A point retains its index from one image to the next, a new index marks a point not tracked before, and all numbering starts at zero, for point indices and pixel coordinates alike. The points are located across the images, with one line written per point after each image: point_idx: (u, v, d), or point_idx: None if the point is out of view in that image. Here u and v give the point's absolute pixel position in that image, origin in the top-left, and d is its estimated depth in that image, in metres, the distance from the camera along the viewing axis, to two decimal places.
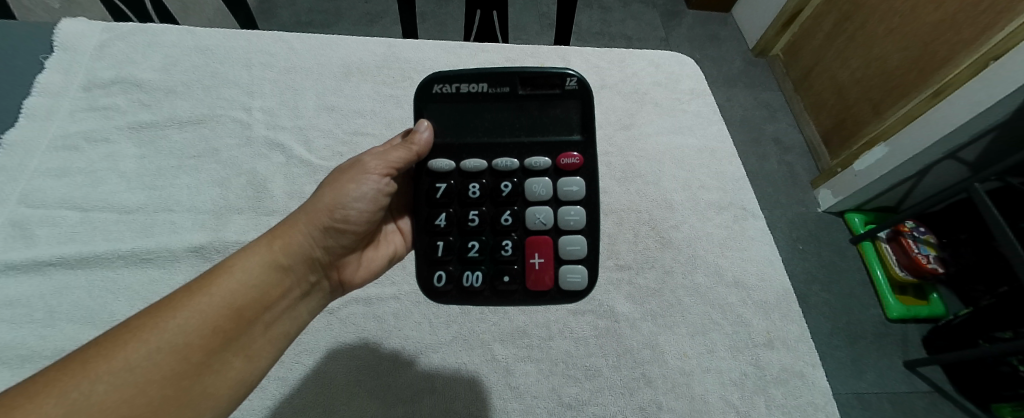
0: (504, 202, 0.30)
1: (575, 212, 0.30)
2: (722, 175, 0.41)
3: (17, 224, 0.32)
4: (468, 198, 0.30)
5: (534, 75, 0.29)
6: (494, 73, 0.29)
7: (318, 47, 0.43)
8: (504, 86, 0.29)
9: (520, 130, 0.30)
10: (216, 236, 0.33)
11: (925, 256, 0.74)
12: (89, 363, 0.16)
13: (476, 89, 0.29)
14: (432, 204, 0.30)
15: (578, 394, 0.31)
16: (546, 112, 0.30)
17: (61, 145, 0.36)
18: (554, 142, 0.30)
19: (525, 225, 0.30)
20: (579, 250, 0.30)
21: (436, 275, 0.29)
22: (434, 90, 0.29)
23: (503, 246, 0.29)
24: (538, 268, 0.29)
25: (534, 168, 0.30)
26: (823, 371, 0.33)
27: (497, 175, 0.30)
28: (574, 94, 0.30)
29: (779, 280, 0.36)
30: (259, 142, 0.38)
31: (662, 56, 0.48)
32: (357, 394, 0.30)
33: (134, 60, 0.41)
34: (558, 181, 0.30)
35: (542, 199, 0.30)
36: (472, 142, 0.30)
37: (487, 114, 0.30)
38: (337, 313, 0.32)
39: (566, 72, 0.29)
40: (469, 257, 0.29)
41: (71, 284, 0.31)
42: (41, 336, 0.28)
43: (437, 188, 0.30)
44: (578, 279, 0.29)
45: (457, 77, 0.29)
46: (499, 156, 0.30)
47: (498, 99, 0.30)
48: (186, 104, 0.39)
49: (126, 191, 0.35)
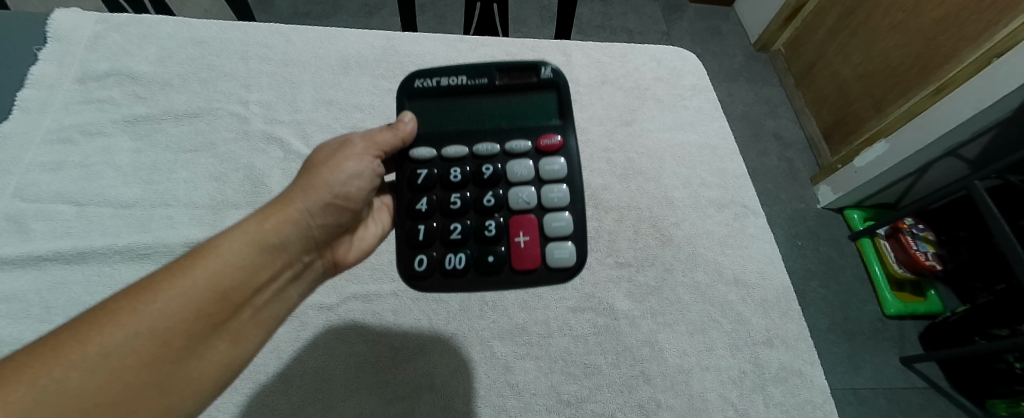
0: (488, 184, 0.30)
1: (557, 190, 0.30)
2: (723, 173, 0.41)
3: (13, 218, 0.32)
4: (451, 181, 0.30)
5: (508, 67, 0.31)
6: (472, 67, 0.31)
7: (317, 40, 0.43)
8: (482, 77, 0.31)
9: (499, 119, 0.32)
10: (214, 232, 0.33)
11: (924, 253, 0.74)
12: (63, 347, 0.15)
13: (455, 82, 0.31)
14: (414, 189, 0.30)
15: (577, 391, 0.30)
16: (524, 100, 0.32)
17: (56, 138, 0.35)
18: (531, 128, 0.32)
19: (507, 206, 0.30)
20: (565, 226, 0.30)
21: (418, 260, 0.29)
22: (416, 86, 0.31)
23: (486, 226, 0.29)
24: (524, 247, 0.29)
25: (513, 152, 0.31)
26: (821, 370, 0.33)
27: (479, 161, 0.31)
28: (549, 83, 0.32)
29: (780, 278, 0.36)
30: (256, 136, 0.38)
31: (664, 51, 0.48)
32: (355, 390, 0.29)
33: (129, 51, 0.40)
34: (538, 162, 0.31)
35: (523, 180, 0.30)
36: (453, 132, 0.31)
37: (468, 107, 0.32)
38: (336, 310, 0.31)
39: (540, 63, 0.32)
40: (452, 239, 0.29)
41: (68, 278, 0.30)
42: (37, 332, 0.28)
43: (418, 174, 0.30)
44: (565, 255, 0.29)
45: (437, 72, 0.31)
46: (478, 143, 0.31)
47: (478, 91, 0.31)
48: (183, 97, 0.38)
49: (123, 185, 0.34)
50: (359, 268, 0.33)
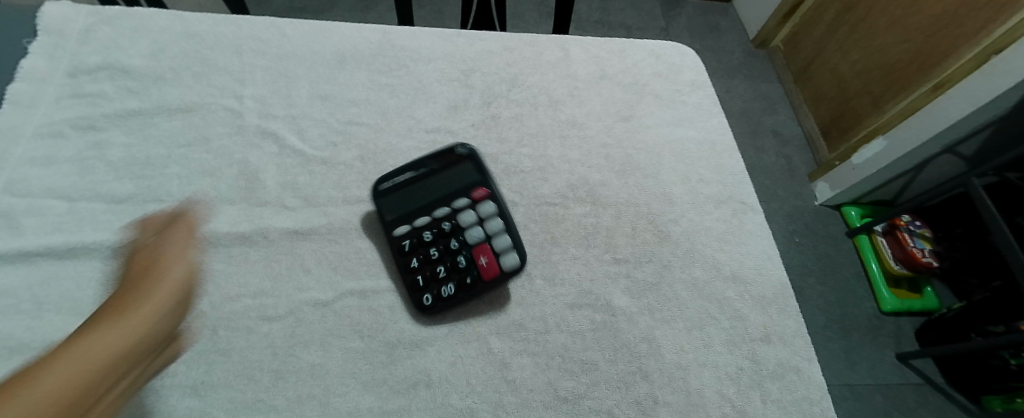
0: (450, 234, 0.33)
1: (496, 221, 0.34)
2: (721, 169, 0.41)
3: (3, 213, 0.31)
4: (424, 240, 0.33)
5: (433, 153, 0.36)
6: (410, 163, 0.36)
7: (312, 34, 0.42)
8: (421, 166, 0.35)
9: (445, 189, 0.35)
10: (208, 227, 0.32)
11: (919, 250, 0.85)
12: None
13: (405, 178, 0.35)
14: (399, 253, 0.32)
15: (574, 387, 0.30)
16: (454, 171, 0.35)
17: (47, 132, 0.35)
18: (466, 185, 0.35)
19: (471, 244, 0.33)
20: (509, 242, 0.33)
21: (424, 297, 0.31)
22: (377, 189, 0.34)
23: (459, 261, 0.32)
24: (488, 266, 0.32)
25: (461, 206, 0.34)
26: (818, 366, 0.33)
27: (438, 221, 0.34)
28: (466, 154, 0.36)
29: (777, 274, 0.36)
30: (251, 131, 0.37)
31: (663, 46, 0.48)
32: (350, 386, 0.28)
33: (121, 45, 0.39)
34: (480, 207, 0.34)
35: (475, 221, 0.33)
36: (413, 211, 0.34)
37: (419, 192, 0.35)
38: (332, 306, 0.31)
39: (455, 145, 0.36)
40: (439, 277, 0.32)
41: (60, 274, 0.30)
42: (28, 328, 0.28)
43: (398, 243, 0.33)
44: (511, 258, 0.33)
45: (388, 175, 0.35)
46: (435, 209, 0.34)
47: (420, 177, 0.35)
48: (176, 91, 0.38)
49: (116, 181, 0.34)
50: (355, 264, 0.33)
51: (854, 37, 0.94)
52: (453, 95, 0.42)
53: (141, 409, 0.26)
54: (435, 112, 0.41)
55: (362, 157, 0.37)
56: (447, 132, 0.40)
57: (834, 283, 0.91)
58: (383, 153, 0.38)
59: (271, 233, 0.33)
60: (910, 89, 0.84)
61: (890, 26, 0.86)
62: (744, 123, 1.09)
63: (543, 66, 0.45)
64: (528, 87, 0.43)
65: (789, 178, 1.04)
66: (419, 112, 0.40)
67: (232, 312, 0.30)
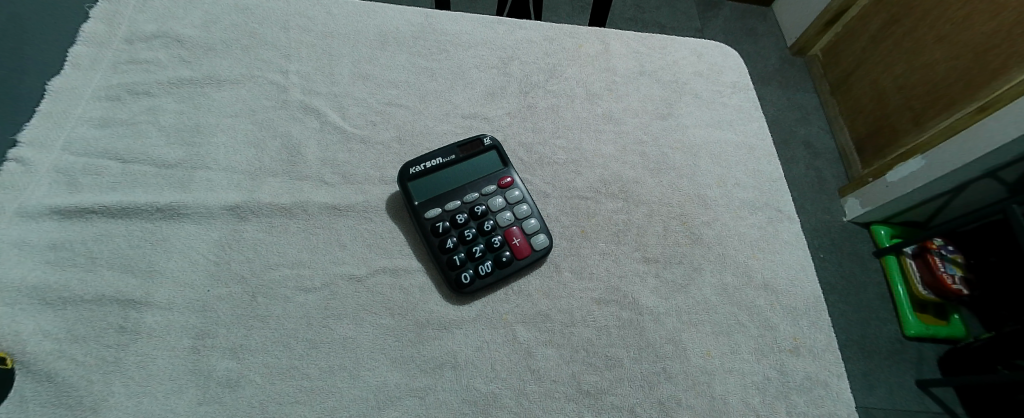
0: (483, 217, 0.34)
1: (524, 206, 0.35)
2: (758, 174, 0.40)
3: (63, 171, 0.33)
4: (457, 221, 0.33)
5: (460, 144, 0.36)
6: (440, 149, 0.36)
7: (355, 14, 0.43)
8: (449, 155, 0.36)
9: (473, 176, 0.36)
10: (252, 197, 0.33)
11: (950, 276, 0.81)
12: None
13: (433, 164, 0.35)
14: (434, 233, 0.33)
15: (597, 382, 0.30)
16: (481, 161, 0.36)
17: (104, 95, 0.36)
18: (493, 174, 0.36)
19: (502, 226, 0.34)
20: (537, 225, 0.34)
21: (463, 276, 0.32)
22: (408, 173, 0.34)
23: (493, 241, 0.33)
24: (520, 247, 0.33)
25: (489, 192, 0.35)
26: (847, 383, 0.32)
27: (469, 205, 0.34)
28: (490, 146, 0.37)
29: (811, 287, 0.36)
30: (295, 106, 0.38)
31: (706, 46, 0.47)
32: (380, 362, 0.29)
33: (175, 14, 0.40)
34: (508, 194, 0.35)
35: (504, 206, 0.35)
36: (443, 195, 0.34)
37: (447, 178, 0.35)
38: (365, 282, 0.31)
39: (479, 136, 0.37)
40: (475, 256, 0.32)
41: (112, 232, 0.31)
42: (82, 280, 0.29)
43: (433, 225, 0.33)
44: (540, 240, 0.34)
45: (420, 160, 0.35)
46: (465, 194, 0.35)
47: (449, 164, 0.36)
48: (226, 63, 0.39)
49: (166, 146, 0.35)
50: (389, 243, 0.33)
51: (898, 49, 0.91)
52: (491, 82, 0.42)
53: (183, 367, 0.27)
54: (472, 98, 0.41)
55: (399, 138, 0.38)
56: (483, 118, 0.40)
57: (857, 302, 0.89)
58: (419, 135, 0.38)
59: (310, 207, 0.34)
60: (955, 108, 0.81)
61: (937, 40, 0.83)
62: (776, 132, 1.07)
63: (581, 59, 0.44)
64: (566, 79, 0.43)
65: (818, 192, 1.01)
66: (457, 97, 0.40)
67: (271, 280, 0.31)
